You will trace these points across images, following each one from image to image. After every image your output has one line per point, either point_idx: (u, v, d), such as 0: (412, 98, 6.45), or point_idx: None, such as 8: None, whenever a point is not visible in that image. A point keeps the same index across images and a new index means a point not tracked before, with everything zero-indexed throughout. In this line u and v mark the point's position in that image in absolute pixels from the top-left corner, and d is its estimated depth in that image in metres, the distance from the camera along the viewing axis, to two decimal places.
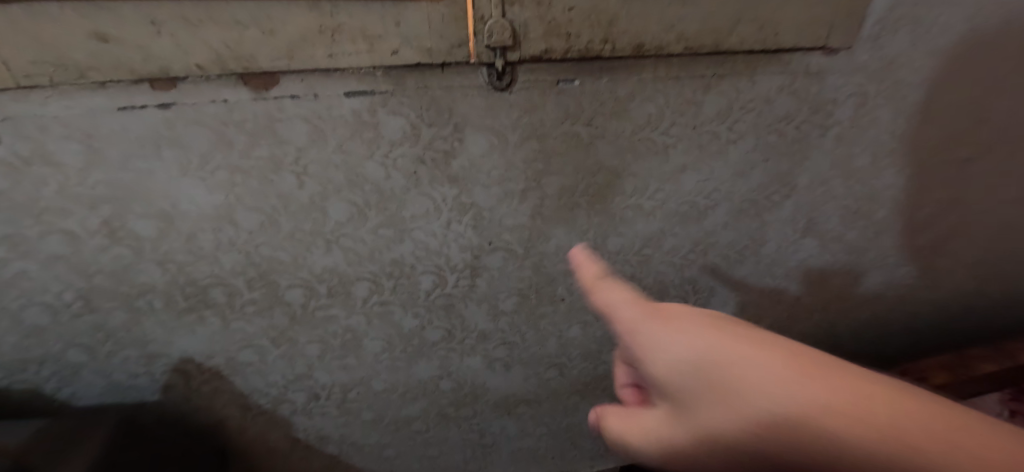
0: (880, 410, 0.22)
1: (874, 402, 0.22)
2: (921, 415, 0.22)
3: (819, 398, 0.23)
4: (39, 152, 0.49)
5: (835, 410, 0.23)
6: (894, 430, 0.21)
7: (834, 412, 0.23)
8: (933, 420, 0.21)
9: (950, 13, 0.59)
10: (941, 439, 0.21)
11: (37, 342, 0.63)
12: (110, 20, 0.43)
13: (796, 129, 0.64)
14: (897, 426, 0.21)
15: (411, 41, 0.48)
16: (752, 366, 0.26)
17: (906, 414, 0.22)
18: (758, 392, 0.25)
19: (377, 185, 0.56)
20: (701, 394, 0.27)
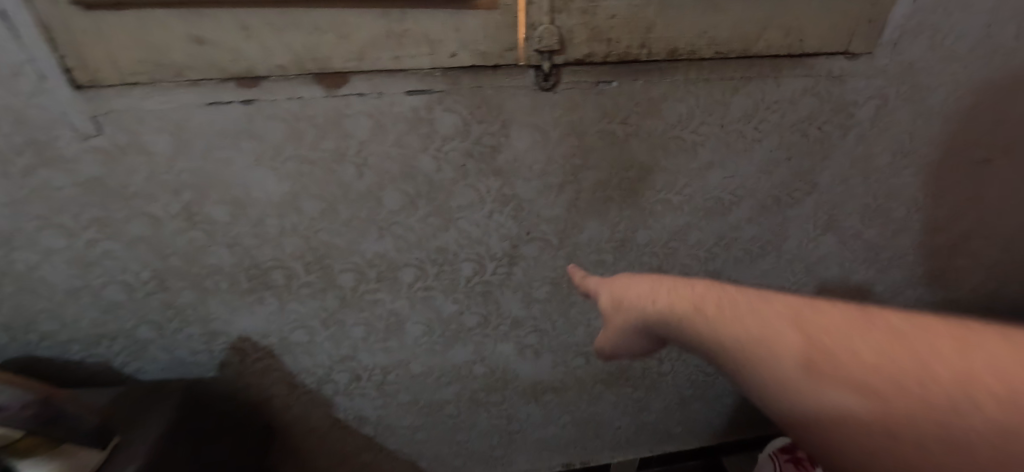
0: (709, 320, 0.37)
1: (706, 310, 0.38)
2: (738, 320, 0.35)
3: (687, 323, 0.39)
4: (133, 141, 0.55)
5: (681, 316, 0.39)
6: (729, 346, 0.35)
7: (700, 334, 0.37)
8: (740, 318, 0.35)
9: (966, 20, 0.63)
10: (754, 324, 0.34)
11: (112, 318, 0.69)
12: (206, 25, 0.48)
13: (818, 130, 0.68)
14: (733, 346, 0.34)
15: (468, 45, 0.53)
16: (657, 304, 0.42)
17: (727, 323, 0.35)
18: (660, 321, 0.41)
19: (429, 176, 0.61)
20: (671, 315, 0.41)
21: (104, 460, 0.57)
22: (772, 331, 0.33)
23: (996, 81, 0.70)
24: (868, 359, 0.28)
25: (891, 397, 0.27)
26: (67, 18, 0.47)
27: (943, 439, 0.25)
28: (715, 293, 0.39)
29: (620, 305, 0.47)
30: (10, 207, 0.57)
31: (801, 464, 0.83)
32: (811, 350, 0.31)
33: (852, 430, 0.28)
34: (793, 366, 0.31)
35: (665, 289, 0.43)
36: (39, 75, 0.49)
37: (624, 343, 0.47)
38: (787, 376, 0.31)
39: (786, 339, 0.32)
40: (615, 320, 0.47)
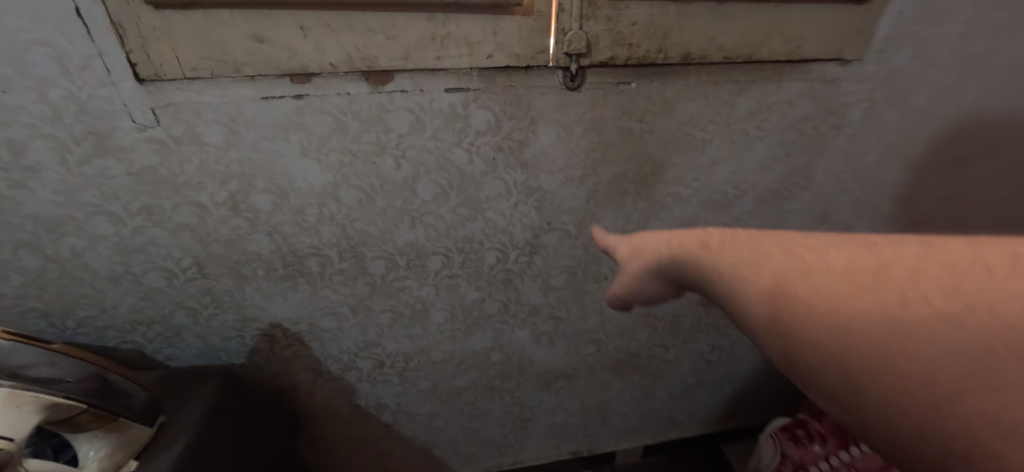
0: (703, 251, 0.37)
1: (701, 242, 0.38)
2: (725, 247, 0.35)
3: (685, 255, 0.39)
4: (188, 132, 0.58)
5: (680, 251, 0.40)
6: (714, 269, 0.34)
7: (694, 265, 0.37)
8: (728, 245, 0.35)
9: (943, 31, 0.71)
10: (739, 249, 0.33)
11: (150, 304, 0.72)
12: (267, 25, 0.53)
13: (812, 129, 0.75)
14: (716, 269, 0.34)
15: (504, 47, 0.58)
16: (662, 243, 0.43)
17: (713, 250, 0.35)
18: (666, 261, 0.41)
19: (461, 169, 0.66)
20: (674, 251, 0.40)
21: (154, 435, 0.61)
22: (752, 252, 0.32)
23: (969, 86, 0.77)
24: (833, 265, 0.27)
25: (842, 293, 0.25)
26: (138, 16, 0.50)
27: (882, 327, 0.23)
28: (714, 229, 0.38)
29: (636, 252, 0.47)
30: (64, 194, 0.60)
31: (800, 441, 0.89)
32: (784, 261, 0.30)
33: (799, 327, 0.26)
34: (762, 275, 0.30)
35: (675, 232, 0.43)
36: (106, 68, 0.53)
37: (632, 290, 0.47)
38: (754, 285, 0.30)
39: (763, 256, 0.31)
40: (629, 266, 0.48)
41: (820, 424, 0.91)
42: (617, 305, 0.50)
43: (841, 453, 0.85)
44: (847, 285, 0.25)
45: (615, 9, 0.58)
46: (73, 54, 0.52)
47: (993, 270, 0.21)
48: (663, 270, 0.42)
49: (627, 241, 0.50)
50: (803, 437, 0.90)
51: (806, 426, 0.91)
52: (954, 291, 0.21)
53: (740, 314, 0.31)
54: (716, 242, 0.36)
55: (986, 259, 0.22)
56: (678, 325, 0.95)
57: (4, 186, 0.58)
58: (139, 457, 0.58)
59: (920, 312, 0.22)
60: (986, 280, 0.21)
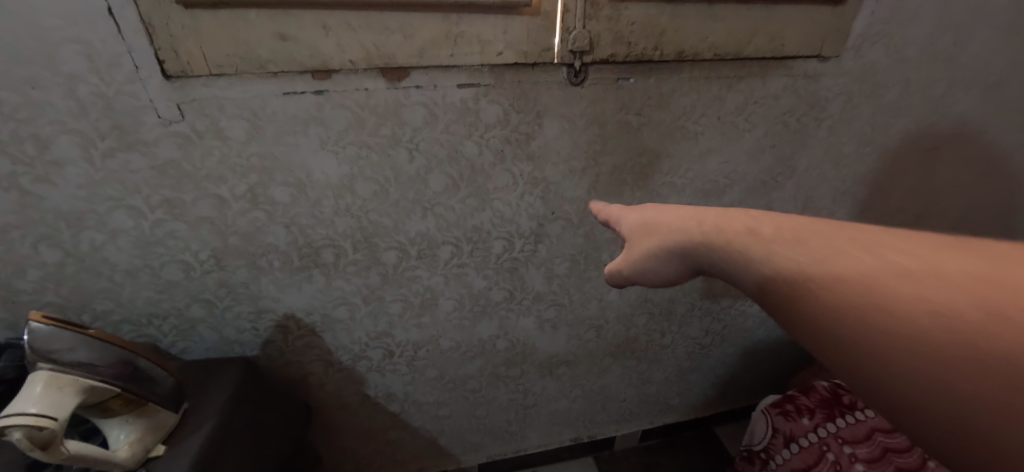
0: (750, 236, 0.38)
1: (748, 228, 0.39)
2: (784, 235, 0.36)
3: (726, 238, 0.40)
4: (212, 127, 0.61)
5: (716, 234, 0.41)
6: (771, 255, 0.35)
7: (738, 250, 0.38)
8: (787, 233, 0.35)
9: (912, 30, 0.77)
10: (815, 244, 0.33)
11: (167, 297, 0.72)
12: (292, 24, 0.56)
13: (795, 121, 0.80)
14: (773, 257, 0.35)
15: (513, 45, 0.62)
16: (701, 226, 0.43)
17: (763, 238, 0.37)
18: (695, 241, 0.43)
19: (471, 160, 0.70)
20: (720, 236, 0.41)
21: (179, 421, 0.63)
22: (830, 248, 0.32)
23: (936, 79, 0.84)
24: (926, 266, 0.28)
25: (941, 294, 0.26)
26: (168, 15, 0.53)
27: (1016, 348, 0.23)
28: (760, 216, 0.40)
29: (654, 229, 0.49)
30: (87, 188, 0.61)
31: (790, 416, 0.95)
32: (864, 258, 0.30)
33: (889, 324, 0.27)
34: (838, 268, 0.31)
35: (705, 214, 0.45)
36: (135, 65, 0.55)
37: (645, 269, 0.49)
38: (830, 276, 0.31)
39: (837, 249, 0.32)
40: (645, 242, 0.50)
41: (808, 399, 0.96)
42: (622, 278, 0.53)
43: (828, 425, 0.91)
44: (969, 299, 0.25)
45: (615, 10, 0.62)
46: (103, 51, 0.54)
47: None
48: (688, 252, 0.44)
49: (641, 219, 0.53)
50: (794, 412, 0.95)
51: (795, 401, 0.97)
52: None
53: (798, 302, 0.32)
54: (767, 229, 0.37)
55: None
56: (673, 310, 1.00)
57: (27, 181, 0.59)
58: (166, 441, 0.61)
59: None
60: None
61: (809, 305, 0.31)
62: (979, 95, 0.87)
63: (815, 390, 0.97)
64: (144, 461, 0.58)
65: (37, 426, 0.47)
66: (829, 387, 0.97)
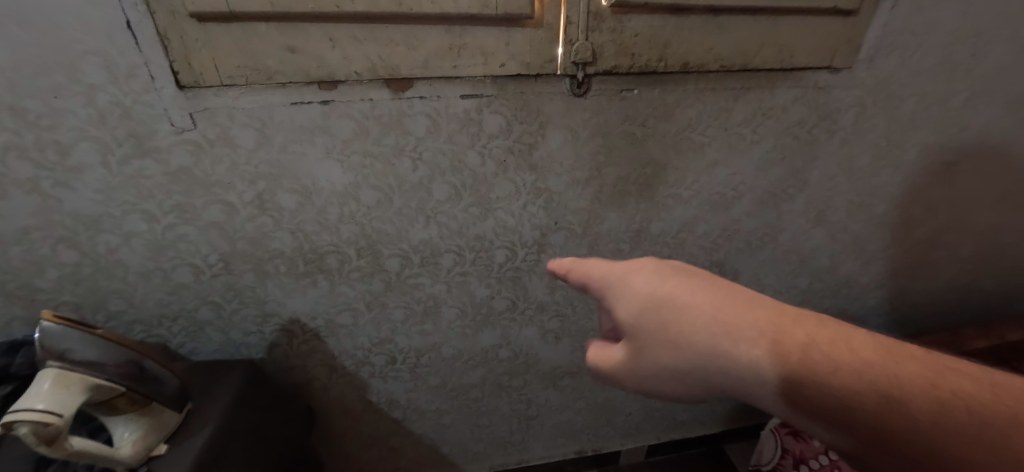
0: (804, 347, 0.35)
1: (792, 338, 0.35)
2: (842, 352, 0.34)
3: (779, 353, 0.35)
4: (222, 135, 0.62)
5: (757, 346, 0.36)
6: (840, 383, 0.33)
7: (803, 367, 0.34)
8: (846, 350, 0.34)
9: (927, 42, 0.75)
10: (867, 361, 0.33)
11: (177, 299, 0.74)
12: (299, 36, 0.57)
13: (805, 133, 0.79)
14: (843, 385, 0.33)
15: (516, 56, 0.63)
16: (731, 334, 0.37)
17: (818, 355, 0.34)
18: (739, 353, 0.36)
19: (474, 170, 0.71)
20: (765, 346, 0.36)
21: (182, 422, 0.65)
22: (884, 368, 0.33)
23: (954, 91, 0.81)
24: (963, 390, 0.32)
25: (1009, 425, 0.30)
26: (182, 28, 0.55)
27: None
28: (795, 320, 0.37)
29: (669, 326, 0.40)
30: (104, 192, 0.63)
31: (801, 435, 0.91)
32: (932, 388, 0.32)
33: (993, 456, 0.29)
34: (918, 401, 0.32)
35: (727, 311, 0.38)
36: (150, 76, 0.57)
37: (663, 376, 0.40)
38: (918, 411, 0.31)
39: (891, 371, 0.33)
40: (661, 342, 0.40)
41: None
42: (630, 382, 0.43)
43: None
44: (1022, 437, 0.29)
45: (618, 21, 0.63)
46: (121, 63, 0.56)
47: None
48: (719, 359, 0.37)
49: (632, 299, 0.42)
50: (804, 432, 0.92)
51: None
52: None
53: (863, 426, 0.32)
54: (818, 341, 0.35)
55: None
56: None
57: (48, 185, 0.61)
58: (168, 441, 0.62)
59: None
60: None
61: (903, 436, 0.31)
62: (1000, 107, 0.85)
63: None
64: (146, 460, 0.59)
65: (43, 422, 0.49)
66: None
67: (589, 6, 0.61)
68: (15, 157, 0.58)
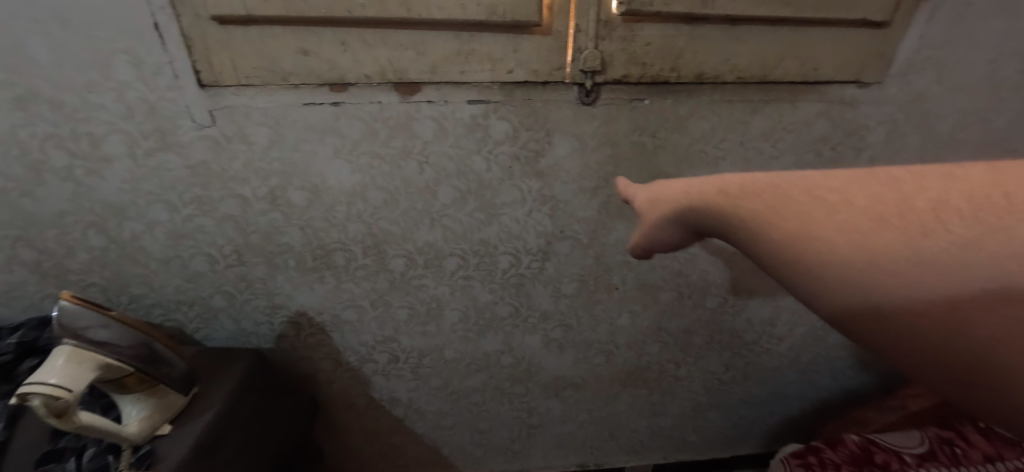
0: (725, 198, 0.38)
1: (718, 188, 0.39)
2: (744, 192, 0.37)
3: (711, 207, 0.39)
4: (238, 132, 0.65)
5: (697, 200, 0.40)
6: (749, 225, 0.35)
7: (723, 215, 0.37)
8: (748, 189, 0.37)
9: (967, 57, 0.71)
10: (765, 193, 0.35)
11: (193, 286, 0.76)
12: (313, 40, 0.59)
13: (828, 151, 0.75)
14: (752, 226, 0.35)
15: (524, 64, 0.63)
16: (681, 195, 0.42)
17: (727, 195, 0.38)
18: (689, 210, 0.41)
19: (479, 175, 0.71)
20: (699, 199, 0.40)
21: (187, 404, 0.67)
22: (775, 196, 0.35)
23: (994, 112, 0.76)
24: (838, 199, 0.32)
25: (888, 240, 0.29)
26: (204, 30, 0.58)
27: (923, 256, 0.28)
28: (733, 175, 0.39)
29: (654, 202, 0.47)
30: (130, 182, 0.66)
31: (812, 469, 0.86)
32: (809, 198, 0.33)
33: (859, 250, 0.30)
34: (808, 237, 0.32)
35: (686, 182, 0.43)
36: (174, 74, 0.60)
37: (649, 242, 0.47)
38: (793, 232, 0.32)
39: (783, 198, 0.34)
40: (648, 215, 0.47)
41: (834, 454, 0.89)
42: (639, 254, 0.49)
43: None
44: (889, 228, 0.29)
45: (629, 30, 0.62)
46: (148, 61, 0.59)
47: (1004, 201, 0.28)
48: (679, 217, 0.43)
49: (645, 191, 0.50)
50: (816, 465, 0.87)
51: (819, 454, 0.89)
52: (974, 221, 0.27)
53: (759, 245, 0.34)
54: (739, 190, 0.37)
55: (990, 189, 0.29)
56: (690, 342, 0.96)
57: (80, 174, 0.65)
58: (173, 421, 0.65)
59: (947, 238, 0.28)
60: (998, 211, 0.27)
61: (782, 248, 0.33)
62: None
63: (844, 445, 0.91)
64: (151, 437, 0.62)
65: (54, 395, 0.51)
66: (860, 442, 0.91)
67: (599, 14, 0.60)
68: (52, 146, 0.62)
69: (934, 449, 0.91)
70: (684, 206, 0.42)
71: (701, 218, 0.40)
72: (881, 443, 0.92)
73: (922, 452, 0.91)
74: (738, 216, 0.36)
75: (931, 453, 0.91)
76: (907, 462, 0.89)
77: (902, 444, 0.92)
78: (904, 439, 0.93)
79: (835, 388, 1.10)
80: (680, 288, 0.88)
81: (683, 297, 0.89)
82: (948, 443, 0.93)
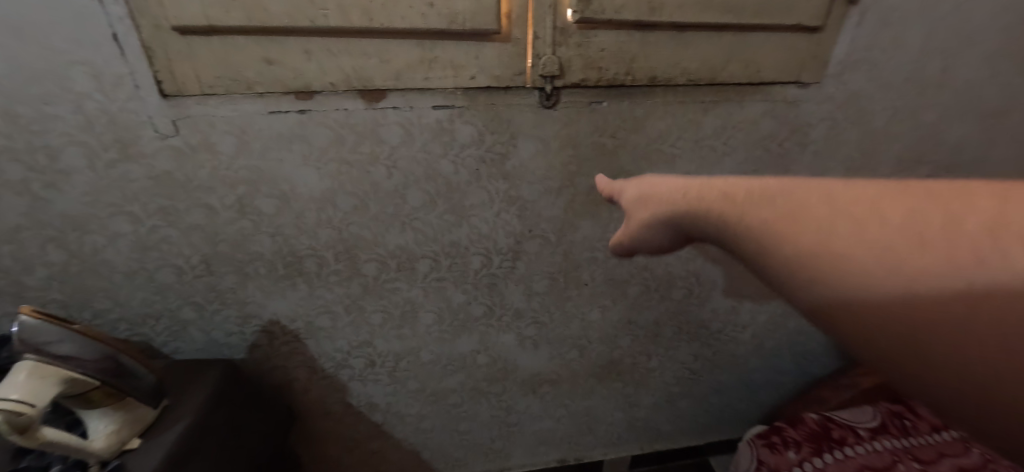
0: (731, 206, 0.39)
1: (728, 194, 0.40)
2: (757, 202, 0.38)
3: (715, 214, 0.40)
4: (203, 142, 0.65)
5: (701, 204, 0.42)
6: (758, 236, 0.36)
7: (730, 224, 0.39)
8: (764, 198, 0.38)
9: (895, 58, 0.77)
10: (784, 205, 0.36)
11: (160, 299, 0.75)
12: (277, 49, 0.60)
13: (776, 146, 0.80)
14: (764, 239, 0.36)
15: (486, 70, 0.66)
16: (685, 199, 0.44)
17: (737, 203, 0.39)
18: (687, 215, 0.43)
19: (447, 178, 0.73)
20: (708, 205, 0.41)
21: (157, 416, 0.67)
22: (793, 208, 0.36)
23: (921, 105, 0.83)
24: (868, 214, 0.32)
25: (924, 264, 0.29)
26: (165, 41, 0.58)
27: (961, 282, 0.28)
28: (744, 181, 0.40)
29: (650, 200, 0.49)
30: (92, 195, 0.65)
31: (776, 448, 0.91)
32: (832, 211, 0.34)
33: (884, 269, 0.30)
34: (827, 253, 0.32)
35: (691, 184, 0.45)
36: (135, 85, 0.60)
37: (648, 239, 0.49)
38: (811, 245, 0.33)
39: (801, 210, 0.35)
40: (640, 214, 0.50)
41: (796, 432, 0.94)
42: (625, 250, 0.53)
43: (815, 460, 0.89)
44: (925, 250, 0.29)
45: (584, 37, 0.65)
46: (107, 72, 0.59)
47: None
48: (677, 222, 0.45)
49: (636, 190, 0.52)
50: (779, 444, 0.92)
51: (782, 433, 0.94)
52: None
53: (769, 256, 0.36)
54: (749, 198, 0.38)
55: None
56: (659, 333, 1.00)
57: (38, 188, 0.63)
58: (142, 435, 0.64)
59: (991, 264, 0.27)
60: None
61: (795, 261, 0.34)
62: (970, 121, 0.87)
63: (804, 423, 0.96)
64: (119, 452, 0.61)
65: (16, 411, 0.51)
66: (819, 420, 0.96)
67: (555, 22, 0.63)
68: (7, 160, 0.61)
69: (886, 422, 0.98)
70: (691, 210, 0.43)
71: (708, 224, 0.41)
72: (838, 419, 0.97)
73: (875, 426, 0.97)
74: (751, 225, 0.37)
75: (883, 426, 0.97)
76: (861, 435, 0.94)
77: (856, 419, 0.98)
78: (858, 415, 0.99)
79: (797, 372, 1.16)
80: (646, 282, 0.91)
81: (650, 290, 0.93)
82: (899, 416, 0.99)
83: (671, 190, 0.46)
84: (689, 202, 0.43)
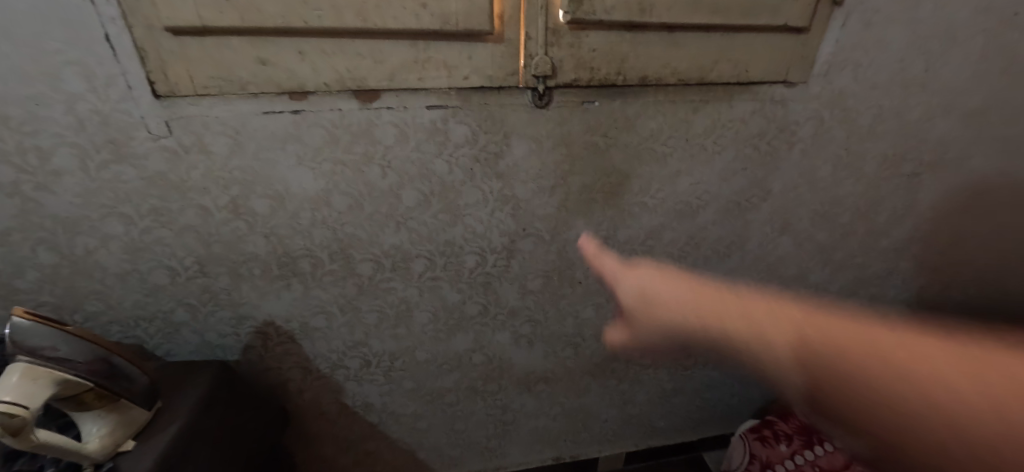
0: (744, 321, 0.41)
1: (739, 308, 0.42)
2: (769, 319, 0.40)
3: (729, 326, 0.41)
4: (197, 142, 0.65)
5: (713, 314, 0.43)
6: (775, 355, 0.38)
7: (745, 339, 0.40)
8: (777, 318, 0.39)
9: (878, 58, 0.79)
10: (794, 327, 0.38)
11: (152, 301, 0.75)
12: (271, 50, 0.61)
13: (764, 145, 0.82)
14: (785, 359, 0.37)
15: (479, 70, 0.66)
16: (692, 305, 0.45)
17: (750, 319, 0.41)
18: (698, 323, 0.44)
19: (442, 178, 0.73)
20: (727, 316, 0.42)
21: (151, 418, 0.66)
22: (807, 327, 0.38)
23: (904, 104, 0.85)
24: (886, 350, 0.34)
25: (936, 397, 0.31)
26: (158, 42, 0.58)
27: (980, 418, 0.29)
28: (749, 295, 0.42)
29: (651, 299, 0.48)
30: (84, 196, 0.65)
31: (767, 441, 0.93)
32: (849, 342, 0.36)
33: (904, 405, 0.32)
34: (851, 383, 0.34)
35: (696, 289, 0.45)
36: (127, 86, 0.60)
37: (652, 340, 0.48)
38: (826, 371, 0.36)
39: (821, 331, 0.37)
40: (643, 311, 0.48)
41: (786, 425, 0.95)
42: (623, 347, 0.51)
43: (805, 452, 0.91)
44: (930, 385, 0.32)
45: (576, 37, 0.66)
46: (99, 73, 0.58)
47: None
48: (686, 328, 0.44)
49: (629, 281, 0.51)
50: (770, 437, 0.94)
51: (773, 427, 0.95)
52: None
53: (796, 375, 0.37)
54: (760, 315, 0.40)
55: None
56: None
57: (28, 189, 0.63)
58: (136, 438, 0.63)
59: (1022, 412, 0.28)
60: None
61: (823, 385, 0.35)
62: (952, 120, 0.89)
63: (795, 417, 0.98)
64: (113, 455, 0.61)
65: (8, 413, 0.50)
66: None
67: (546, 22, 0.64)
68: None
69: None
70: (701, 318, 0.44)
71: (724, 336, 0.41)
72: None
73: None
74: (775, 347, 0.38)
75: None
76: None
77: None
78: None
79: None
80: None
81: None
82: None
83: (675, 295, 0.46)
84: (695, 312, 0.44)
